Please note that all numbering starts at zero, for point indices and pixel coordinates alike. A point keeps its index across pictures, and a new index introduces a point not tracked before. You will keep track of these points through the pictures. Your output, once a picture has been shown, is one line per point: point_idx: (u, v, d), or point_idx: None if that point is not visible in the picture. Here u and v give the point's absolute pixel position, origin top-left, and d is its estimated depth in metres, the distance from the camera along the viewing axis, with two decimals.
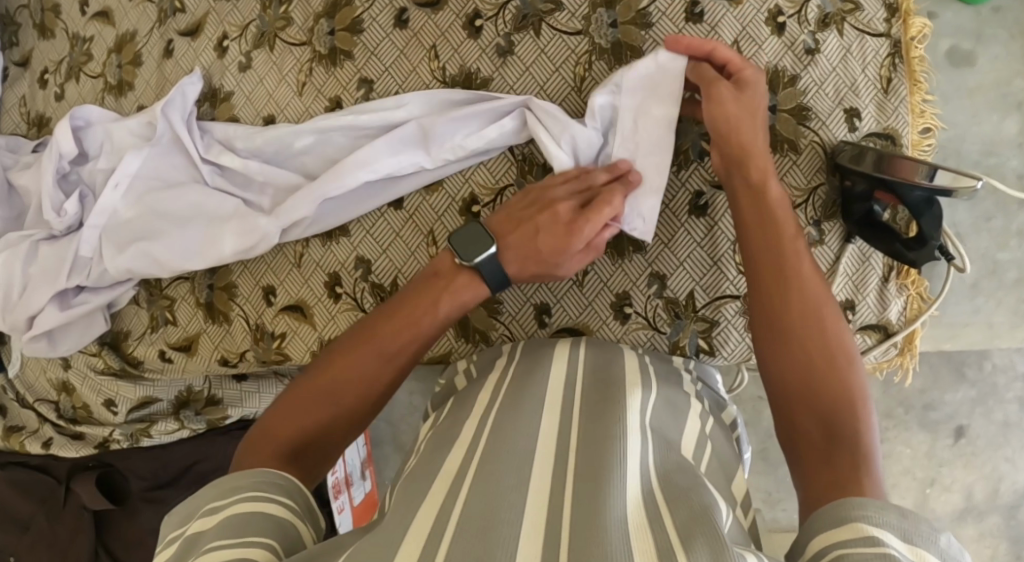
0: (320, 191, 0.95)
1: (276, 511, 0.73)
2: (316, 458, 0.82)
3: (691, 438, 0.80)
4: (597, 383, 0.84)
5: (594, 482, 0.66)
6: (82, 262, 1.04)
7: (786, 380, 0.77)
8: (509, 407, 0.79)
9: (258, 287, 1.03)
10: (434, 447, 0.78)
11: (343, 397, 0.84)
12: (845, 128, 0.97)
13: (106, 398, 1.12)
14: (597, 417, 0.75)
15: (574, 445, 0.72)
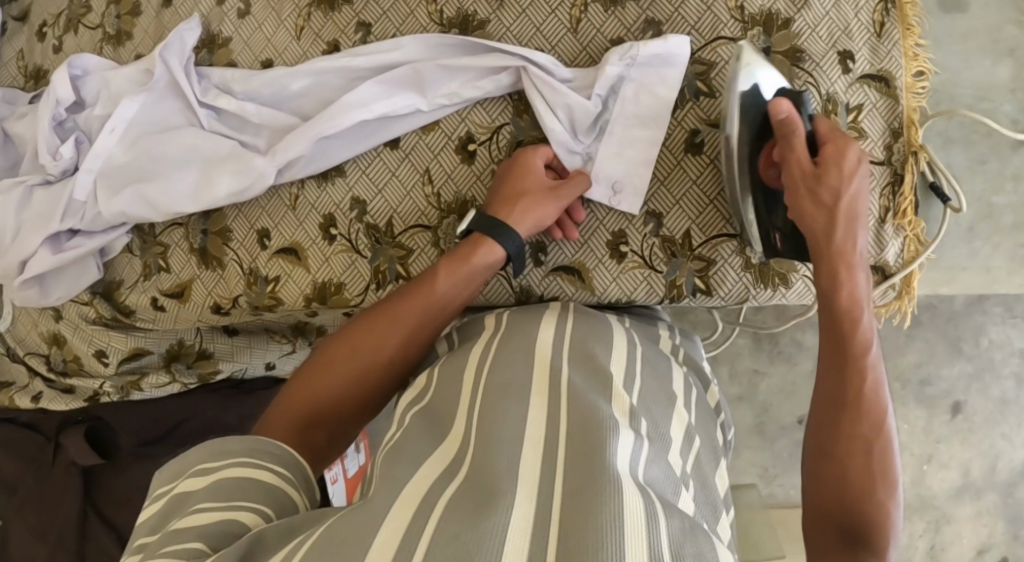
0: (318, 129, 0.96)
1: (267, 478, 0.75)
2: (325, 440, 0.85)
3: (682, 428, 0.83)
4: (581, 364, 0.83)
5: (586, 473, 0.67)
6: (75, 206, 1.03)
7: (823, 439, 0.84)
8: (495, 385, 0.80)
9: (253, 230, 1.03)
10: (420, 426, 0.78)
11: (356, 384, 0.87)
12: (839, 71, 0.98)
13: (97, 349, 1.11)
14: (589, 393, 0.78)
15: (563, 428, 0.73)
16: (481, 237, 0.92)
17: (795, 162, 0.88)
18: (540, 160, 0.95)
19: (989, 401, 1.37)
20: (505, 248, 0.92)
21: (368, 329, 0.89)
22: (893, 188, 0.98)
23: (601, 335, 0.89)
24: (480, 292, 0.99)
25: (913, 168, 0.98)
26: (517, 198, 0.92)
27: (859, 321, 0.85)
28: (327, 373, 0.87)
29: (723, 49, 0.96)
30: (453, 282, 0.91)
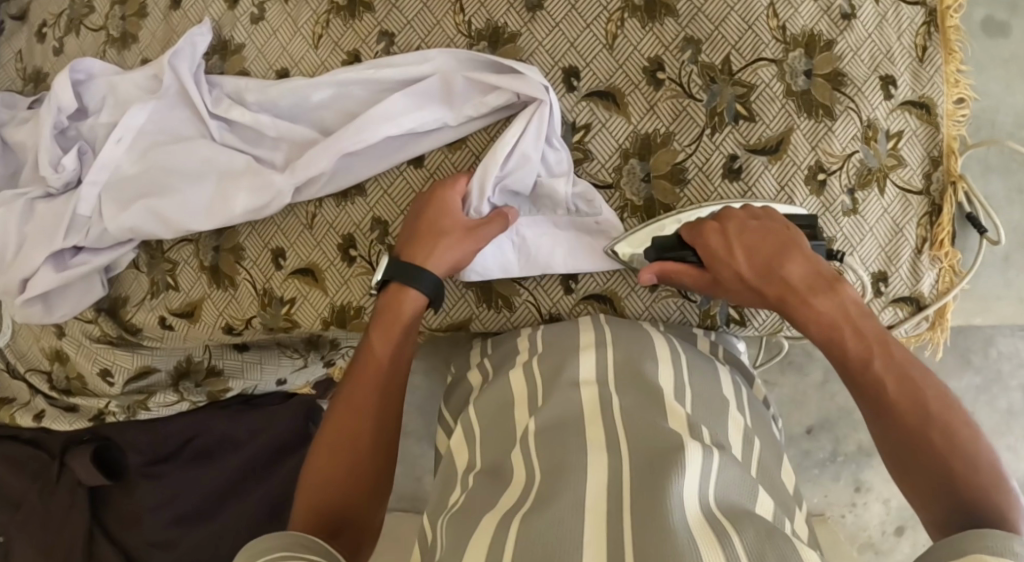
0: (337, 146, 0.89)
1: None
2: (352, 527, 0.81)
3: (738, 432, 0.81)
4: (629, 382, 0.83)
5: (650, 499, 0.67)
6: (79, 222, 0.98)
7: (897, 445, 0.76)
8: (545, 418, 0.79)
9: (266, 249, 0.96)
10: (484, 482, 0.78)
11: (359, 457, 0.83)
12: (881, 96, 0.95)
13: (102, 368, 1.07)
14: (649, 418, 0.77)
15: (627, 451, 0.73)
16: (399, 288, 0.87)
17: (684, 275, 0.87)
18: (458, 197, 0.89)
19: (996, 414, 1.37)
20: (422, 291, 0.87)
21: (352, 397, 0.85)
22: (930, 219, 0.96)
23: (641, 344, 0.87)
24: (506, 320, 0.94)
25: (950, 200, 0.96)
26: (431, 237, 0.87)
27: (844, 339, 0.80)
28: (326, 468, 0.83)
29: (765, 71, 0.93)
30: (386, 337, 0.87)
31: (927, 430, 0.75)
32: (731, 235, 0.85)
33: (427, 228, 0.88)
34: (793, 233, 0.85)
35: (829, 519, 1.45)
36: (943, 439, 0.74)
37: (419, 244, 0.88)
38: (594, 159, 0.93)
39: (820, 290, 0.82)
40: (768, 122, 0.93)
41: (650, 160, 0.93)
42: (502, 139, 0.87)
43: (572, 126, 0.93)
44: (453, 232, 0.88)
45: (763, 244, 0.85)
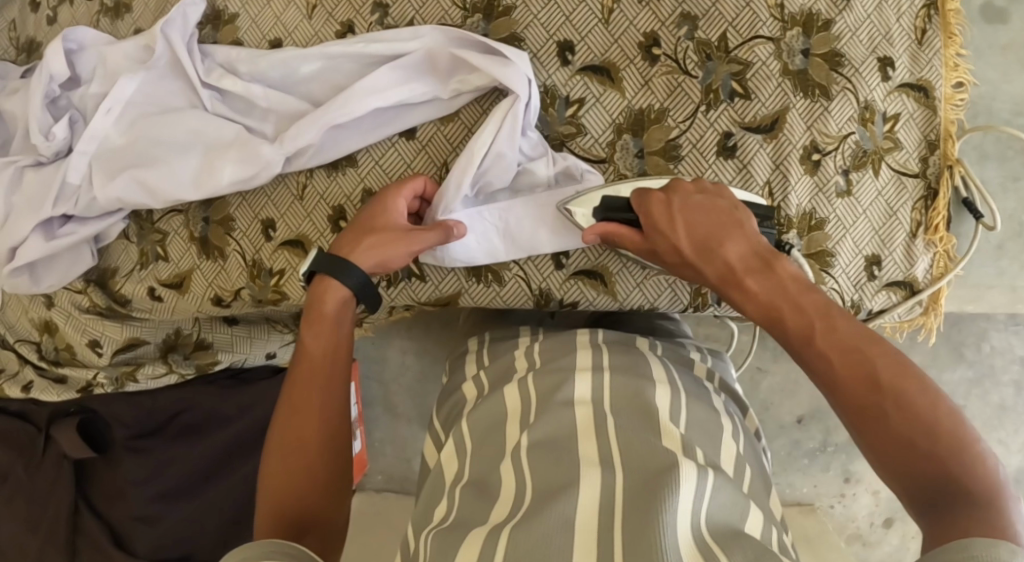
0: (326, 118, 0.88)
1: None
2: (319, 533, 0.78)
3: (730, 457, 0.82)
4: (625, 402, 0.83)
5: (643, 512, 0.70)
6: (68, 190, 0.98)
7: (864, 427, 0.71)
8: (537, 436, 0.80)
9: (257, 220, 0.96)
10: (470, 497, 0.79)
11: (307, 460, 0.80)
12: (878, 78, 0.94)
13: (91, 339, 1.06)
14: (645, 437, 0.78)
15: (620, 471, 0.74)
16: (324, 279, 0.86)
17: (620, 237, 0.85)
18: (399, 201, 0.88)
19: (987, 407, 1.38)
20: (345, 284, 0.86)
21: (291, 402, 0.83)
22: (926, 202, 0.96)
23: (638, 370, 0.88)
24: (496, 294, 0.92)
25: (947, 183, 0.95)
26: (361, 236, 0.86)
27: (782, 316, 0.78)
28: (280, 481, 0.80)
29: (762, 49, 0.92)
30: (317, 333, 0.84)
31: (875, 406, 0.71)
32: (674, 212, 0.83)
33: (361, 230, 0.87)
34: (735, 211, 0.84)
35: (817, 508, 1.46)
36: (897, 415, 0.70)
37: (345, 245, 0.87)
38: (587, 134, 0.92)
39: (756, 269, 0.80)
40: (764, 100, 0.93)
41: (643, 135, 0.92)
42: (479, 139, 0.87)
43: (566, 100, 0.92)
44: (385, 233, 0.87)
45: (704, 221, 0.83)
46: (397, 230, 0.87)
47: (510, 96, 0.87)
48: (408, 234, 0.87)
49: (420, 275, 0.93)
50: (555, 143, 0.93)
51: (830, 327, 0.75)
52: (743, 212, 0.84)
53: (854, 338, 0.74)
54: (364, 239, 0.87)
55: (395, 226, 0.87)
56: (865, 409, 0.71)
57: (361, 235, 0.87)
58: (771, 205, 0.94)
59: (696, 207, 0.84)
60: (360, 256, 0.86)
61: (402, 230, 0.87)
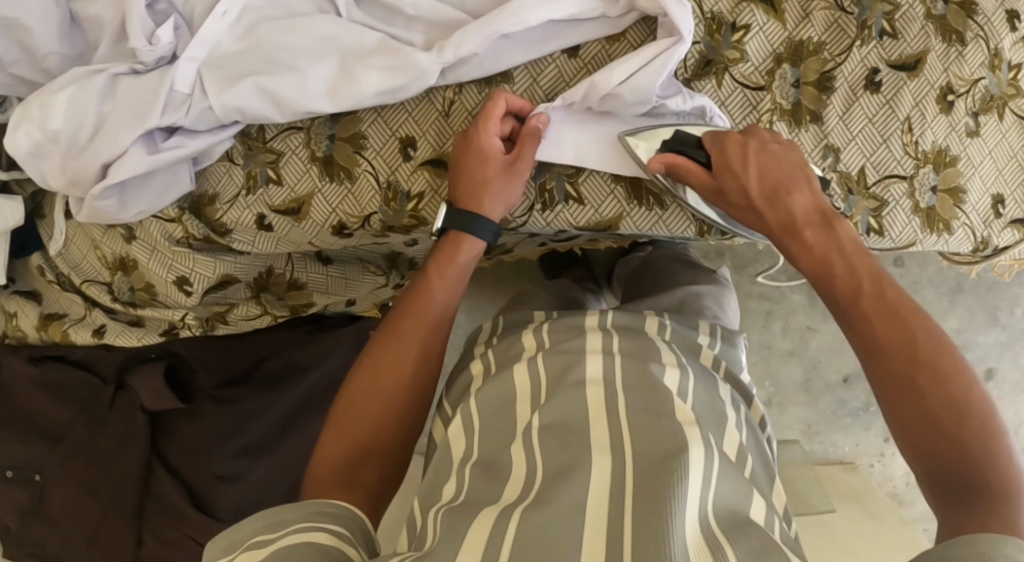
0: (495, 27, 0.83)
1: (323, 538, 0.68)
2: (376, 471, 0.78)
3: (734, 446, 0.79)
4: (642, 389, 0.79)
5: (653, 491, 0.68)
6: (176, 99, 0.88)
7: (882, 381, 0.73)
8: (554, 419, 0.78)
9: (394, 138, 0.89)
10: (480, 478, 0.77)
11: (387, 405, 0.79)
12: (1007, 29, 0.94)
13: (179, 276, 0.95)
14: (653, 419, 0.75)
15: (630, 456, 0.73)
16: (457, 235, 0.86)
17: (688, 171, 0.86)
18: (493, 138, 0.85)
19: (1018, 369, 1.50)
20: (480, 237, 0.86)
21: (384, 350, 0.82)
22: None
23: (651, 353, 0.84)
24: (659, 218, 0.91)
25: None
26: (479, 191, 0.85)
27: (833, 272, 0.81)
28: (358, 414, 0.79)
29: None
30: (447, 288, 0.85)
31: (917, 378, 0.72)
32: (748, 158, 0.85)
33: (470, 181, 0.85)
34: (807, 167, 0.85)
35: (858, 466, 1.50)
36: (935, 399, 0.71)
37: (464, 204, 0.86)
38: (748, 61, 0.91)
39: (816, 224, 0.83)
40: (910, 40, 0.92)
41: (801, 66, 0.91)
42: (623, 62, 0.83)
43: (732, 26, 0.90)
44: (497, 177, 0.86)
45: (776, 172, 0.84)
46: (506, 170, 0.86)
47: (674, 37, 0.83)
48: (515, 171, 0.86)
49: (577, 197, 0.91)
50: (719, 67, 0.91)
51: (878, 297, 0.77)
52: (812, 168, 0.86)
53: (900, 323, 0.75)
54: (480, 193, 0.85)
55: (500, 167, 0.86)
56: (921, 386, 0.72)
57: (471, 186, 0.86)
58: (910, 140, 0.93)
59: (783, 169, 0.85)
60: (490, 211, 0.86)
61: (510, 169, 0.86)
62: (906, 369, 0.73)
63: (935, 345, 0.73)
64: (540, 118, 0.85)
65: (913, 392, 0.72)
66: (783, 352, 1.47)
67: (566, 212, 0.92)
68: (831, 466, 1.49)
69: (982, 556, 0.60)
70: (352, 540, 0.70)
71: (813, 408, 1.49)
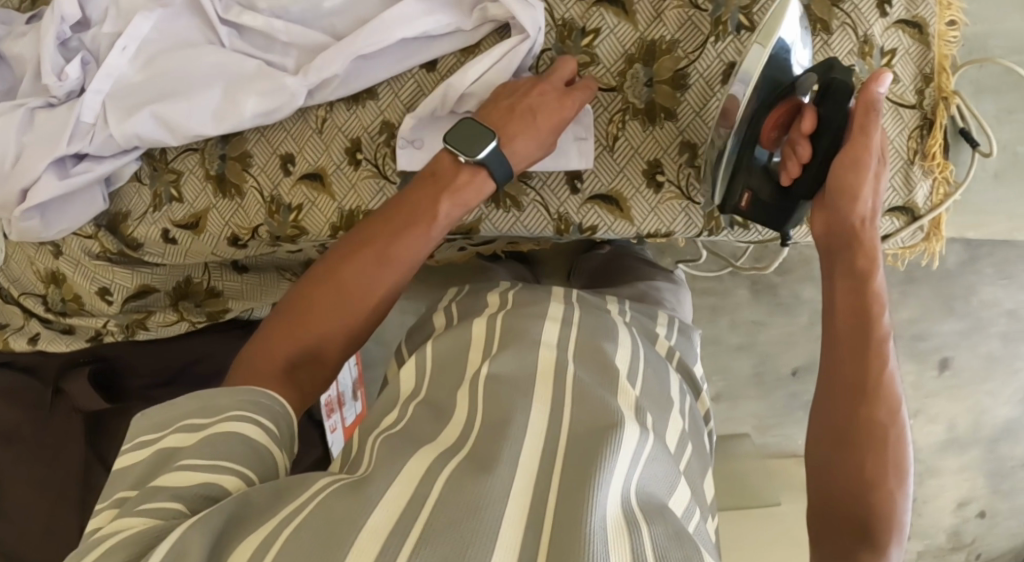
0: (353, 48, 0.89)
1: (252, 433, 0.72)
2: (309, 380, 0.80)
3: (676, 431, 0.83)
4: (587, 358, 0.83)
5: (585, 461, 0.67)
6: (83, 128, 0.97)
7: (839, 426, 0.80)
8: (498, 368, 0.79)
9: (276, 155, 0.97)
10: (423, 415, 0.78)
11: (347, 319, 0.81)
12: (877, 14, 0.97)
13: (101, 287, 1.05)
14: (596, 389, 0.77)
15: (567, 415, 0.74)
16: (475, 170, 0.86)
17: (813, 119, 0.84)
18: (574, 109, 0.88)
19: (976, 358, 1.50)
20: (494, 177, 0.87)
21: (356, 261, 0.83)
22: (922, 132, 0.99)
23: (609, 331, 0.88)
24: (517, 220, 0.94)
25: (943, 114, 0.98)
26: (530, 150, 0.88)
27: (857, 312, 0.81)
28: (312, 321, 0.81)
29: None
30: (449, 211, 0.85)
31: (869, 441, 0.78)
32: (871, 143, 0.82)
33: (523, 137, 0.87)
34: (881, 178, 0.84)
35: None
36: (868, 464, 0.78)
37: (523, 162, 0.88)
38: (600, 63, 0.93)
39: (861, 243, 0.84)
40: None
41: (654, 65, 0.92)
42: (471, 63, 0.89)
43: (582, 32, 0.92)
44: (551, 135, 0.88)
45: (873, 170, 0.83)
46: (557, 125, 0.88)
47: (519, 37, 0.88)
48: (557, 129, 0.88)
49: None
50: None
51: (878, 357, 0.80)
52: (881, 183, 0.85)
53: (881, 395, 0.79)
54: (533, 151, 0.88)
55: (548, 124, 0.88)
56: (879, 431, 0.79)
57: (520, 140, 0.87)
58: None
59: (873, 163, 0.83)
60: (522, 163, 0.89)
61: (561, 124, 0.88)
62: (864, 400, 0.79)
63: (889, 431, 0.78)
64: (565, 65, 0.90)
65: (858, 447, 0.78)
66: (732, 347, 1.49)
67: None
68: (785, 459, 1.49)
69: None
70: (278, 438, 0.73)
71: (766, 401, 1.50)
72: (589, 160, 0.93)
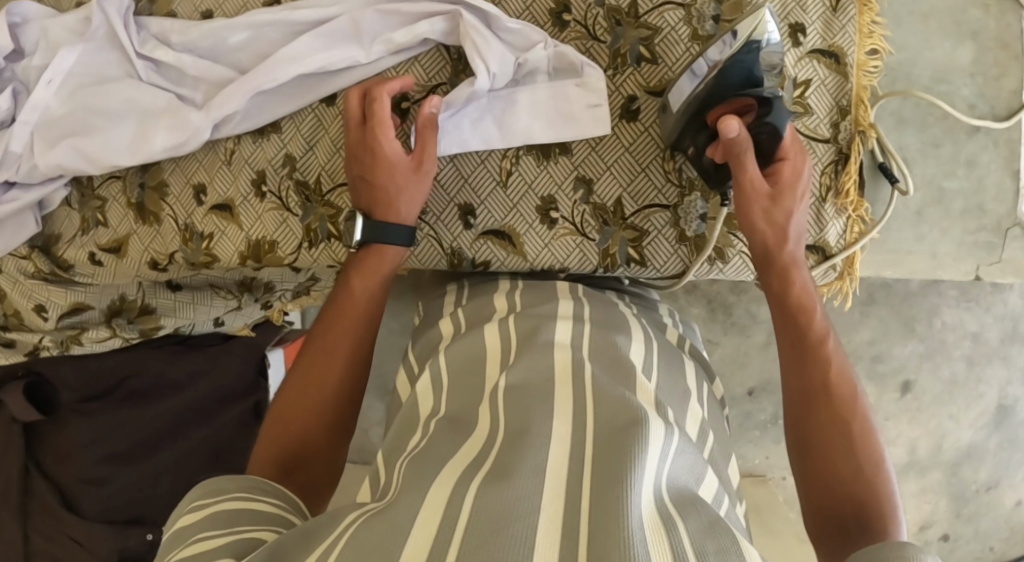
0: (252, 84, 0.91)
1: (269, 508, 0.75)
2: (308, 475, 0.84)
3: (695, 421, 0.83)
4: (600, 359, 0.82)
5: (614, 460, 0.66)
6: (10, 158, 1.00)
7: (807, 438, 0.82)
8: (515, 380, 0.79)
9: (189, 185, 1.00)
10: (446, 430, 0.77)
11: (311, 410, 0.86)
12: (789, 44, 0.96)
13: (37, 304, 1.10)
14: (613, 389, 0.76)
15: (590, 423, 0.72)
16: (377, 249, 0.90)
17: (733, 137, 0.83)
18: (389, 142, 0.88)
19: (938, 381, 1.45)
20: (397, 243, 0.90)
21: (313, 356, 0.87)
22: (837, 166, 0.97)
23: (619, 326, 0.89)
24: (410, 255, 0.95)
25: (859, 148, 0.96)
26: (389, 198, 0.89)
27: (797, 318, 0.85)
28: (282, 422, 0.85)
29: (671, 14, 0.92)
30: (371, 279, 0.89)
31: (840, 440, 0.80)
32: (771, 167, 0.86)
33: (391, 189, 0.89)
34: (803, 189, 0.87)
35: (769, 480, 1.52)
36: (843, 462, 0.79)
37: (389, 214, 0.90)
38: None
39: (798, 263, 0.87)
40: (670, 64, 0.92)
41: None
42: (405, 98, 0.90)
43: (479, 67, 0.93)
44: (402, 181, 0.89)
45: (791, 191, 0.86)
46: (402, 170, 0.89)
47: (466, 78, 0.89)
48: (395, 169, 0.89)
49: (337, 235, 0.96)
50: None
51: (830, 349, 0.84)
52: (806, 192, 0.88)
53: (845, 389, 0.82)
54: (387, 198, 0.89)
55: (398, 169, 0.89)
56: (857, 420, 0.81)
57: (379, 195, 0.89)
58: (672, 168, 0.92)
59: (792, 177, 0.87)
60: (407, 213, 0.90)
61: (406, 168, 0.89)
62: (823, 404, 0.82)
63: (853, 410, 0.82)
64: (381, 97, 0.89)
65: (818, 442, 0.81)
66: None
67: (329, 248, 0.97)
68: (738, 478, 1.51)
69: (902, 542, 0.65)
70: (285, 507, 0.77)
71: None
72: (483, 196, 0.93)
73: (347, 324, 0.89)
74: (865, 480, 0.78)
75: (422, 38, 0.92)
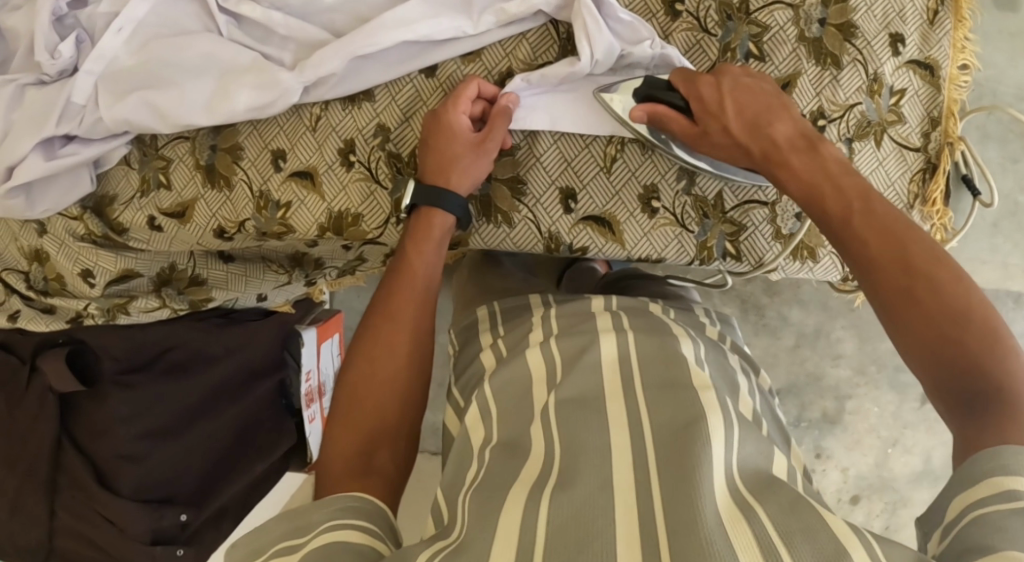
0: (351, 47, 0.87)
1: (357, 538, 0.67)
2: (390, 458, 0.77)
3: (748, 411, 0.76)
4: (660, 365, 0.75)
5: (677, 456, 0.65)
6: (73, 110, 0.94)
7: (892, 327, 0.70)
8: (567, 393, 0.73)
9: (267, 150, 0.95)
10: (501, 458, 0.71)
11: (382, 386, 0.80)
12: (889, 53, 0.95)
13: (84, 268, 1.03)
14: (675, 390, 0.71)
15: (648, 430, 0.68)
16: (427, 210, 0.88)
17: (671, 120, 0.85)
18: (460, 116, 0.87)
19: None
20: (447, 212, 0.88)
21: (375, 332, 0.83)
22: (925, 175, 0.97)
23: (659, 327, 0.81)
24: (506, 236, 0.94)
25: (948, 159, 0.97)
26: (447, 168, 0.87)
27: (822, 198, 0.76)
28: (354, 406, 0.79)
29: (780, 13, 0.94)
30: (425, 246, 0.87)
31: (941, 321, 0.68)
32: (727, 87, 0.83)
33: (448, 158, 0.87)
34: (784, 97, 0.83)
35: None
36: (955, 339, 0.67)
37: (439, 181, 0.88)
38: None
39: (800, 149, 0.80)
40: (777, 63, 0.94)
41: None
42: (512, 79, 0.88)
43: None
44: (464, 154, 0.88)
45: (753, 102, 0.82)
46: (467, 143, 0.88)
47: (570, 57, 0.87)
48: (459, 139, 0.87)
49: None
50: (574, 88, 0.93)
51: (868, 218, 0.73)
52: (789, 98, 0.84)
53: (918, 257, 0.70)
54: (444, 168, 0.88)
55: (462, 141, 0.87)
56: (932, 271, 0.69)
57: (439, 163, 0.88)
58: None
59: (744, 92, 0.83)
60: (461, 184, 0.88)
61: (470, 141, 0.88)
62: (892, 296, 0.70)
63: (951, 284, 0.69)
64: (473, 81, 0.89)
65: (908, 323, 0.69)
66: None
67: None
68: None
69: (1003, 470, 0.60)
70: (380, 534, 0.69)
71: None
72: (586, 181, 0.92)
73: (413, 288, 0.85)
74: (978, 351, 0.66)
75: (535, 11, 0.89)
